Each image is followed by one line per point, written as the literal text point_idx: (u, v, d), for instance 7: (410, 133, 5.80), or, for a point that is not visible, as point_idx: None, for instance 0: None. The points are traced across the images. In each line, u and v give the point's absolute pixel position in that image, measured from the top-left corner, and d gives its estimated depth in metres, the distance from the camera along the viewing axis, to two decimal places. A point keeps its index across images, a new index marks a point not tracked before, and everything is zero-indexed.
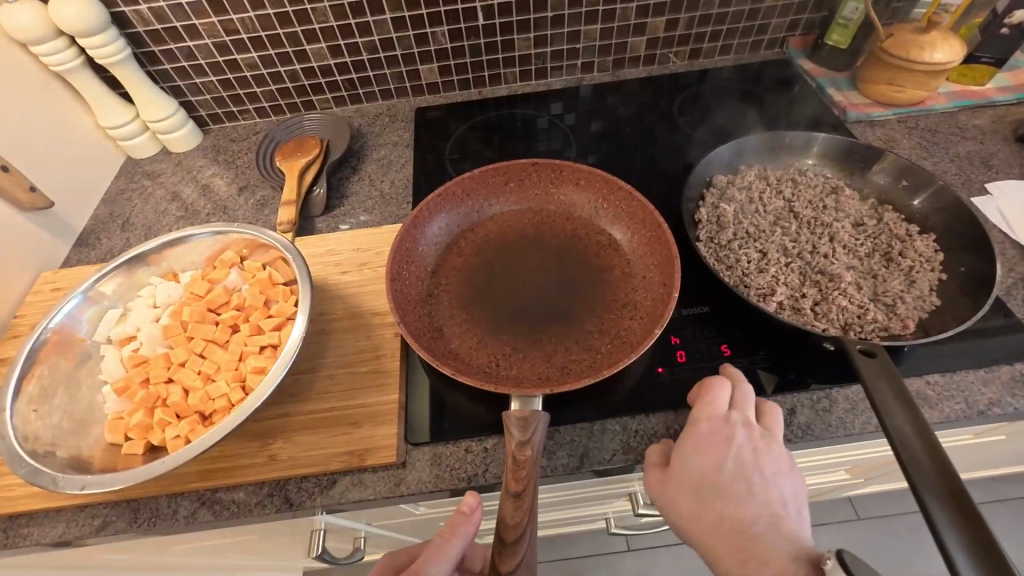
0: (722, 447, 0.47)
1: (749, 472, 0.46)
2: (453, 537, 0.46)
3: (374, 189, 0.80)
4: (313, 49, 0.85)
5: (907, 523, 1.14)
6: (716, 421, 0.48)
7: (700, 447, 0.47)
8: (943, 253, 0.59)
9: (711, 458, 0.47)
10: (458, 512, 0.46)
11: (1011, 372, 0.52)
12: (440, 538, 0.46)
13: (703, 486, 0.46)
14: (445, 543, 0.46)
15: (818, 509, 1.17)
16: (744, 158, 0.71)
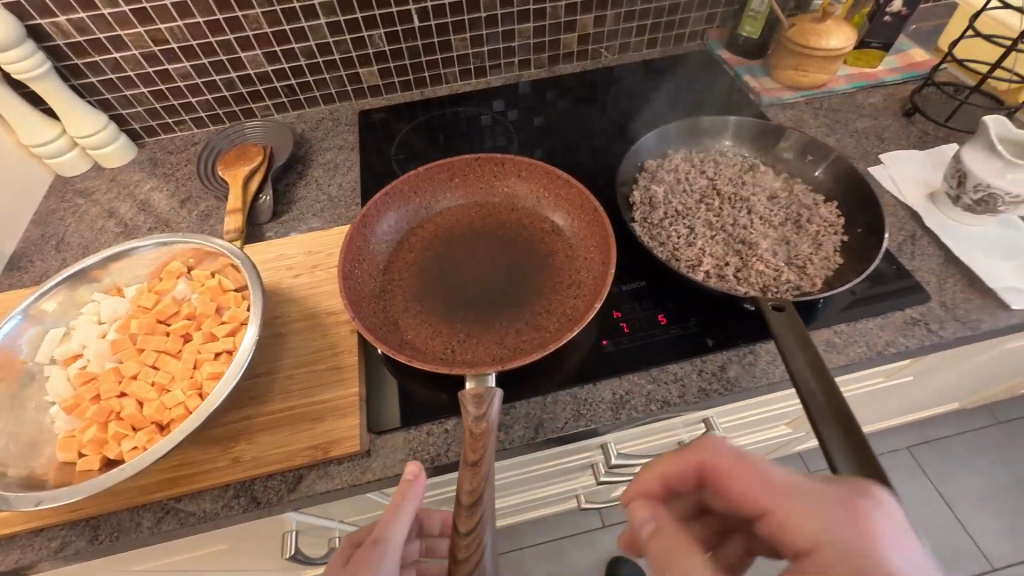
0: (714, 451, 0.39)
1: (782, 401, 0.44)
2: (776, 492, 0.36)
3: (322, 194, 0.80)
4: (248, 56, 0.84)
5: None
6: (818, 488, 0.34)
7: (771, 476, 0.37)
8: (843, 218, 0.66)
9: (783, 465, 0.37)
10: (724, 454, 0.39)
11: (902, 317, 0.59)
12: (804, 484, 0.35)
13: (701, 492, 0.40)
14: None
15: None
16: (671, 144, 0.77)
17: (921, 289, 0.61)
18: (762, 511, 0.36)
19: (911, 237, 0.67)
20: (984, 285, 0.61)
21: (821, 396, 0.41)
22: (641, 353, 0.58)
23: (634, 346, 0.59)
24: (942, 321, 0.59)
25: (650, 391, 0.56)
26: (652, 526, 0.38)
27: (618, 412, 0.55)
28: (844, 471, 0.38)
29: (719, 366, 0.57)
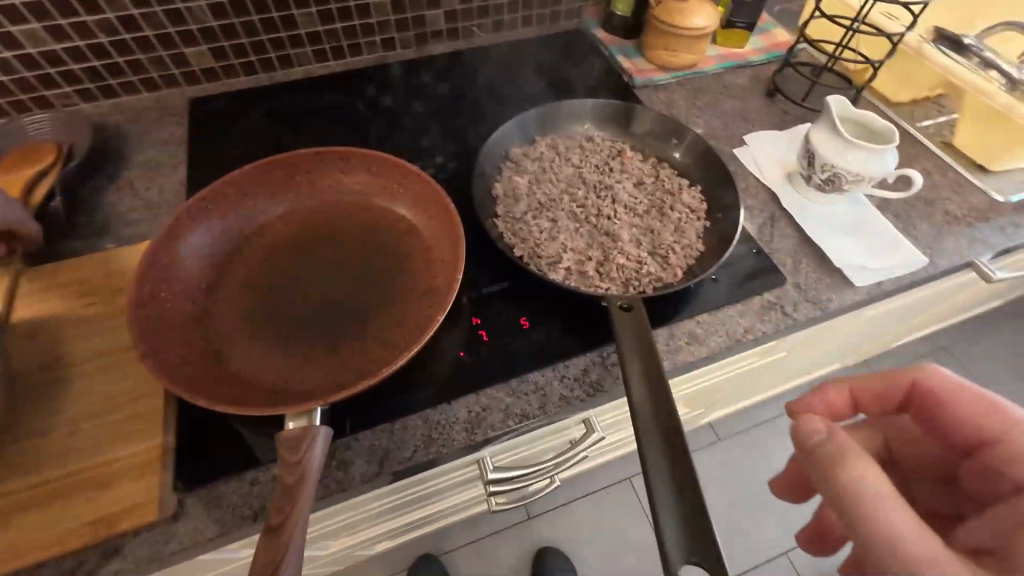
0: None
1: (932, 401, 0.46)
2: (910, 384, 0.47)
3: (137, 201, 0.67)
4: (23, 32, 0.66)
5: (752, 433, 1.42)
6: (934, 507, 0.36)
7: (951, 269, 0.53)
8: (706, 202, 0.65)
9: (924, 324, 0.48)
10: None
11: (761, 302, 0.59)
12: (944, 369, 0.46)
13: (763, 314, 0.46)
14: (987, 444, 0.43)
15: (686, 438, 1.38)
16: (537, 130, 0.72)
17: (777, 272, 0.61)
18: (923, 386, 0.46)
19: (770, 219, 0.67)
20: (833, 264, 0.62)
21: (660, 413, 0.39)
22: (499, 363, 0.54)
23: (493, 355, 0.54)
24: (796, 302, 0.59)
25: (509, 405, 0.52)
26: (825, 434, 0.39)
27: (474, 431, 0.50)
28: (661, 488, 0.35)
29: (581, 369, 0.54)
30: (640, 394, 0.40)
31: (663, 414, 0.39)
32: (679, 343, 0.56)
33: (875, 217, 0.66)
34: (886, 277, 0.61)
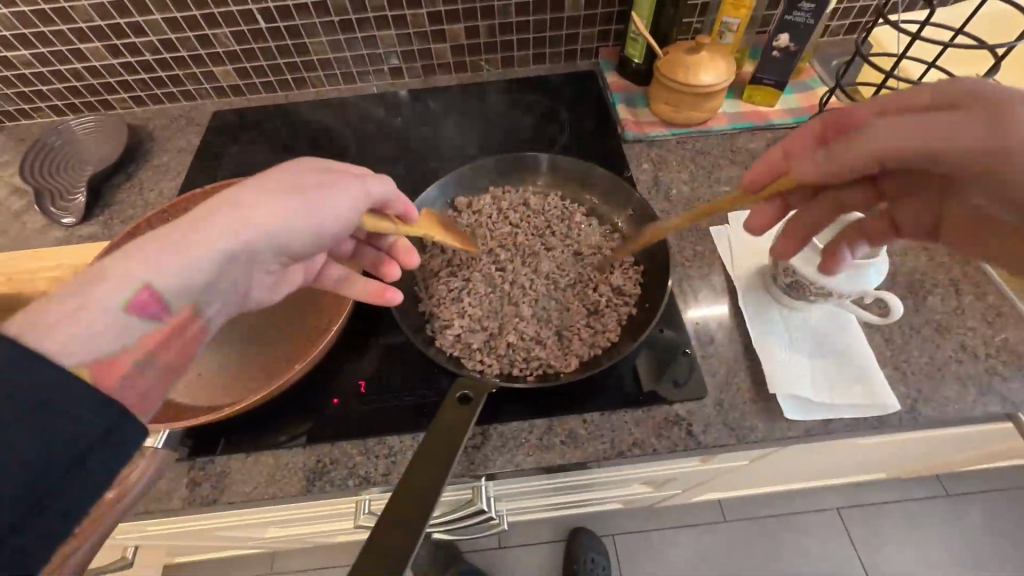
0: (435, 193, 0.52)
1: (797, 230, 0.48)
2: (258, 182, 0.41)
3: (140, 200, 0.78)
4: (89, 48, 0.81)
5: (767, 525, 1.24)
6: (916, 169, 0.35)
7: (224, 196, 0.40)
8: (640, 288, 0.59)
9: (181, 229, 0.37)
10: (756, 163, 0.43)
11: (667, 414, 0.52)
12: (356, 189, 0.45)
13: (308, 251, 0.45)
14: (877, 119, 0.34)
15: (684, 511, 1.26)
16: (493, 180, 0.70)
17: (699, 383, 0.53)
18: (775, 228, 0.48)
19: (719, 317, 0.59)
20: (769, 390, 0.52)
21: (406, 508, 0.40)
22: (363, 420, 0.54)
23: (361, 409, 0.54)
24: (708, 425, 0.51)
25: (356, 464, 0.51)
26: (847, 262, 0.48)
27: (312, 483, 0.51)
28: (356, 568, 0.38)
29: None
30: (413, 475, 0.42)
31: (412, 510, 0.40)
32: (553, 441, 0.52)
33: (850, 336, 0.55)
34: (837, 415, 0.51)
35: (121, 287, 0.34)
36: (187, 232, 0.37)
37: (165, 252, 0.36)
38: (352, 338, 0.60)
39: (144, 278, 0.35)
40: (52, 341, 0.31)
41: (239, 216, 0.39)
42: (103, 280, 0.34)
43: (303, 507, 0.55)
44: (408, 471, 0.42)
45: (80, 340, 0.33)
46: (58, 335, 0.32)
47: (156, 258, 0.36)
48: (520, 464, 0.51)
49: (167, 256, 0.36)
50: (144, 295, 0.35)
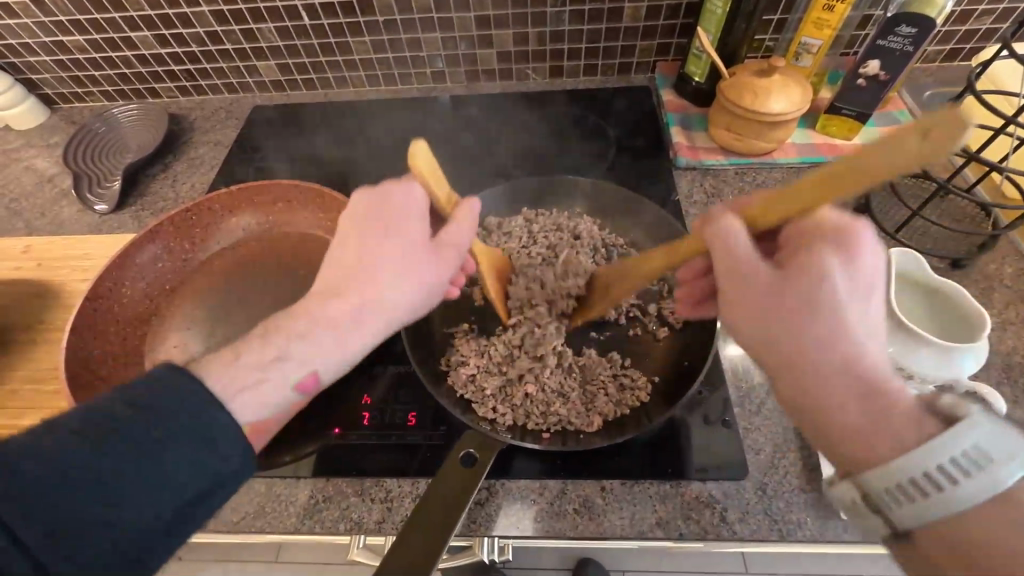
0: (469, 212, 0.46)
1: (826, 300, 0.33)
2: (379, 226, 0.43)
3: (172, 192, 0.78)
4: (138, 36, 0.82)
5: None
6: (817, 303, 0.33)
7: (340, 244, 0.44)
8: (677, 343, 0.53)
9: (326, 305, 0.41)
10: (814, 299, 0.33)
11: (698, 492, 0.46)
12: (445, 251, 0.45)
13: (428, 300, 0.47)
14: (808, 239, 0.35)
15: (702, 557, 1.18)
16: (526, 202, 0.65)
17: (738, 461, 0.47)
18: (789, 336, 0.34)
19: (770, 383, 0.52)
20: (824, 482, 0.45)
21: (412, 550, 0.38)
22: (362, 457, 0.50)
23: (362, 445, 0.51)
24: (746, 512, 0.45)
25: (349, 506, 0.48)
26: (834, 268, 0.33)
27: (303, 520, 0.47)
28: None
29: None
30: (421, 517, 0.39)
31: (416, 556, 0.37)
32: (565, 508, 0.46)
33: None
34: None
35: (295, 365, 0.40)
36: (350, 320, 0.41)
37: (319, 326, 0.40)
38: (361, 362, 0.56)
39: (312, 365, 0.40)
40: (224, 386, 0.37)
41: (365, 300, 0.41)
42: (282, 358, 0.39)
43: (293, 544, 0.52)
44: (420, 508, 0.40)
45: (256, 405, 0.38)
46: (240, 390, 0.38)
47: (316, 332, 0.40)
48: (526, 529, 0.46)
49: (329, 341, 0.40)
50: (309, 380, 0.40)
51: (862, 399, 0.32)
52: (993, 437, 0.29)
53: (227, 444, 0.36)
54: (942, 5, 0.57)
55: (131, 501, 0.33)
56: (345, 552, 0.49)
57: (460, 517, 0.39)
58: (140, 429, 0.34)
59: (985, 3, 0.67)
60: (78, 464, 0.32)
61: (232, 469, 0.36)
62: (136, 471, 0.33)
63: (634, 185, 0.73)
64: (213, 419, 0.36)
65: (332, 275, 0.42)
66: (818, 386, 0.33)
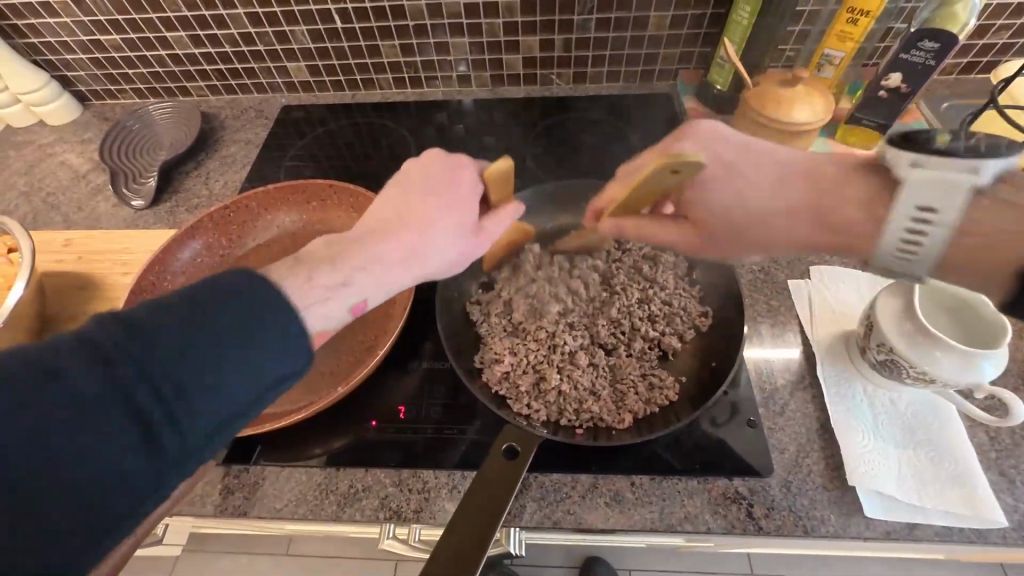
0: (512, 213, 0.52)
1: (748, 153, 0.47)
2: (439, 188, 0.49)
3: (205, 189, 0.80)
4: (174, 36, 0.84)
5: None
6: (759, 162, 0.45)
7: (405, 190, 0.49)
8: (704, 345, 0.55)
9: (381, 241, 0.45)
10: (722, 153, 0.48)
11: (725, 488, 0.48)
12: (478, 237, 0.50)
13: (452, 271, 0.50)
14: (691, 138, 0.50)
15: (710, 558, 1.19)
16: (555, 206, 0.67)
17: (764, 459, 0.48)
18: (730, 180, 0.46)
19: (793, 385, 0.53)
20: (847, 480, 0.47)
21: (458, 543, 0.39)
22: (399, 449, 0.52)
23: (399, 438, 0.53)
24: (772, 508, 0.46)
25: (388, 495, 0.50)
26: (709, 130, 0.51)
27: (343, 509, 0.49)
28: None
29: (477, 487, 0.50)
30: (465, 511, 0.41)
31: (463, 549, 0.39)
32: (597, 501, 0.48)
33: (948, 430, 0.48)
34: (927, 521, 0.45)
35: (353, 290, 0.42)
36: (404, 261, 0.45)
37: (372, 263, 0.43)
38: (396, 357, 0.58)
39: (365, 293, 0.43)
40: (296, 296, 0.38)
41: (417, 243, 0.46)
42: (344, 285, 0.41)
43: (329, 533, 0.54)
44: (464, 502, 0.41)
45: (319, 318, 0.40)
46: (309, 303, 0.39)
47: (373, 267, 0.43)
48: (559, 520, 0.47)
49: (386, 279, 0.44)
50: (359, 306, 0.42)
51: (800, 211, 0.39)
52: (941, 185, 0.31)
53: (292, 341, 0.36)
54: (964, 21, 0.59)
55: (198, 395, 0.33)
56: (376, 542, 0.50)
57: (504, 513, 0.41)
58: (201, 328, 0.34)
59: (1004, 19, 0.69)
60: (152, 352, 0.32)
61: (290, 370, 0.36)
62: (191, 362, 0.33)
63: None
64: (284, 318, 0.35)
65: (381, 219, 0.46)
66: (770, 209, 0.41)
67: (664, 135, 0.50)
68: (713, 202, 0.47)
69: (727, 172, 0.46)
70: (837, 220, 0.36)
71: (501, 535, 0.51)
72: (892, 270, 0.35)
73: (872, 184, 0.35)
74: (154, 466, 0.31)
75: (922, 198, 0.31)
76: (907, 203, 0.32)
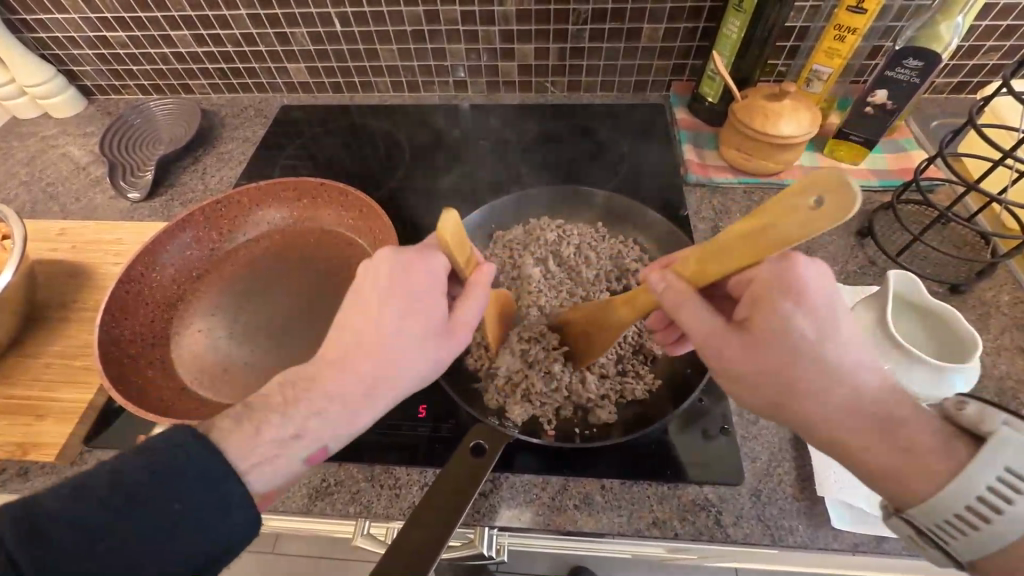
0: (486, 278, 0.45)
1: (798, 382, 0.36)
2: (387, 295, 0.42)
3: (200, 183, 0.81)
4: (178, 35, 0.86)
5: None
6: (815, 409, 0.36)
7: (348, 310, 0.43)
8: (680, 350, 0.55)
9: (336, 378, 0.41)
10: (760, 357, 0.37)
11: (694, 495, 0.48)
12: (453, 333, 0.44)
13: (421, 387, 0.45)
14: (769, 295, 0.37)
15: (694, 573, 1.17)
16: (541, 211, 0.68)
17: (736, 468, 0.48)
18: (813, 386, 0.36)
19: None
20: (816, 491, 0.47)
21: (421, 537, 0.40)
22: (373, 446, 0.52)
23: (373, 434, 0.53)
24: (740, 517, 0.46)
25: (359, 490, 0.50)
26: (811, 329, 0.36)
27: (314, 502, 0.50)
28: None
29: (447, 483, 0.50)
30: (428, 504, 0.41)
31: (423, 540, 0.40)
32: (566, 503, 0.48)
33: None
34: (895, 534, 0.45)
35: (305, 445, 0.40)
36: (365, 394, 0.41)
37: (335, 404, 0.40)
38: None
39: (323, 441, 0.41)
40: (242, 456, 0.39)
41: (384, 373, 0.41)
42: (298, 435, 0.40)
43: (302, 528, 0.54)
44: (428, 496, 0.42)
45: (270, 472, 0.40)
46: (252, 462, 0.39)
47: (329, 409, 0.40)
48: (528, 521, 0.48)
49: (340, 420, 0.41)
50: (317, 454, 0.41)
51: (885, 432, 0.35)
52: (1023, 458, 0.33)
53: (238, 509, 0.38)
54: (948, 41, 0.59)
55: (141, 562, 0.35)
56: (351, 539, 0.51)
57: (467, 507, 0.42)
58: (161, 502, 0.36)
59: (993, 40, 0.70)
60: (114, 522, 0.35)
61: (239, 536, 0.38)
62: (151, 541, 0.36)
63: (646, 199, 0.76)
64: (221, 490, 0.37)
65: (341, 347, 0.41)
66: (827, 420, 0.36)
67: (747, 255, 0.38)
68: (684, 323, 0.41)
69: (830, 321, 0.36)
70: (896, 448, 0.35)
71: (474, 537, 0.50)
72: (928, 532, 0.35)
73: (938, 430, 0.36)
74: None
75: (1014, 467, 0.33)
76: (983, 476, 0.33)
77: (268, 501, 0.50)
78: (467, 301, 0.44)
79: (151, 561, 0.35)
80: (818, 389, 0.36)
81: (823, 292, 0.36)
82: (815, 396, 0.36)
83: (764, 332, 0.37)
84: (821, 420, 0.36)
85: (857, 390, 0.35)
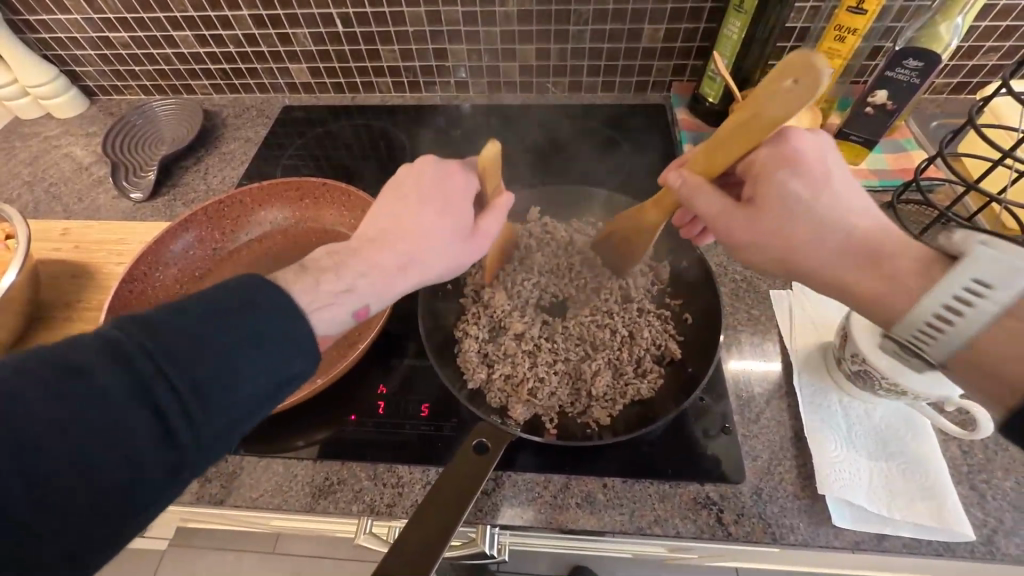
0: (510, 203, 0.49)
1: (804, 208, 0.40)
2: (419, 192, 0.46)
3: (203, 183, 0.81)
4: (180, 35, 0.86)
5: None
6: (819, 232, 0.40)
7: (387, 202, 0.47)
8: (682, 349, 0.56)
9: (376, 250, 0.44)
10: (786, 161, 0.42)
11: (695, 493, 0.48)
12: (479, 235, 0.47)
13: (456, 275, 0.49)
14: (769, 168, 0.42)
15: None
16: (542, 211, 0.68)
17: (738, 467, 0.49)
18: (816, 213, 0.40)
19: (769, 395, 0.54)
20: (817, 489, 0.47)
21: (423, 535, 0.40)
22: (375, 445, 0.52)
23: (376, 433, 0.53)
24: (741, 514, 0.47)
25: (362, 488, 0.50)
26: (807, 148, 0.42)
27: (317, 501, 0.50)
28: None
29: None
30: (430, 504, 0.42)
31: (426, 538, 0.40)
32: (567, 502, 0.48)
33: (922, 444, 0.48)
34: (896, 533, 0.45)
35: (352, 298, 0.43)
36: (400, 268, 0.44)
37: (375, 272, 0.44)
38: (379, 353, 0.59)
39: (367, 298, 0.43)
40: (302, 299, 0.40)
41: (417, 251, 0.45)
42: (346, 292, 0.42)
43: (305, 527, 0.54)
44: (431, 495, 0.42)
45: (321, 324, 0.41)
46: (312, 309, 0.41)
47: (371, 275, 0.44)
48: (530, 519, 0.48)
49: (381, 282, 0.44)
50: (363, 311, 0.43)
51: (871, 268, 0.39)
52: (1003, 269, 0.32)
53: (304, 341, 0.38)
54: (947, 42, 0.59)
55: (214, 389, 0.35)
56: (353, 538, 0.51)
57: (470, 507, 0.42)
58: (234, 328, 0.36)
59: (992, 40, 0.70)
60: (190, 346, 0.35)
61: (300, 372, 0.38)
62: (225, 360, 0.36)
63: (646, 199, 0.76)
64: (292, 320, 0.38)
65: (378, 229, 0.46)
66: (828, 268, 0.40)
67: (747, 139, 0.43)
68: (700, 209, 0.46)
69: (821, 188, 0.41)
70: (887, 275, 0.38)
71: (477, 536, 0.51)
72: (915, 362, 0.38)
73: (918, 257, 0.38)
74: (188, 394, 0.34)
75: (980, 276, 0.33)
76: (963, 273, 0.34)
77: (271, 500, 0.50)
78: (494, 211, 0.48)
79: (226, 387, 0.35)
80: (818, 237, 0.40)
81: (818, 149, 0.42)
82: (814, 213, 0.40)
83: (772, 198, 0.42)
84: (826, 234, 0.40)
85: (849, 234, 0.40)
